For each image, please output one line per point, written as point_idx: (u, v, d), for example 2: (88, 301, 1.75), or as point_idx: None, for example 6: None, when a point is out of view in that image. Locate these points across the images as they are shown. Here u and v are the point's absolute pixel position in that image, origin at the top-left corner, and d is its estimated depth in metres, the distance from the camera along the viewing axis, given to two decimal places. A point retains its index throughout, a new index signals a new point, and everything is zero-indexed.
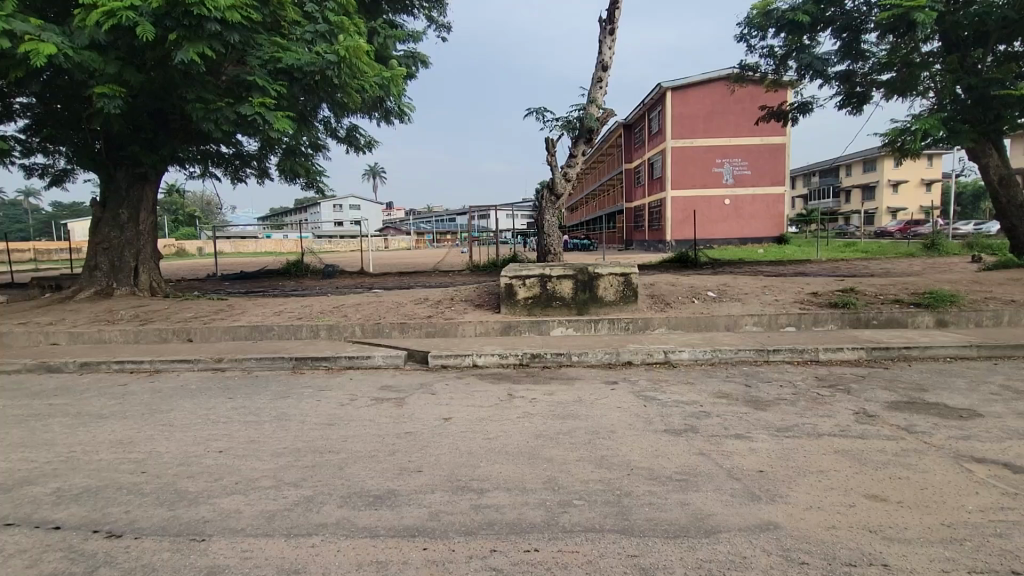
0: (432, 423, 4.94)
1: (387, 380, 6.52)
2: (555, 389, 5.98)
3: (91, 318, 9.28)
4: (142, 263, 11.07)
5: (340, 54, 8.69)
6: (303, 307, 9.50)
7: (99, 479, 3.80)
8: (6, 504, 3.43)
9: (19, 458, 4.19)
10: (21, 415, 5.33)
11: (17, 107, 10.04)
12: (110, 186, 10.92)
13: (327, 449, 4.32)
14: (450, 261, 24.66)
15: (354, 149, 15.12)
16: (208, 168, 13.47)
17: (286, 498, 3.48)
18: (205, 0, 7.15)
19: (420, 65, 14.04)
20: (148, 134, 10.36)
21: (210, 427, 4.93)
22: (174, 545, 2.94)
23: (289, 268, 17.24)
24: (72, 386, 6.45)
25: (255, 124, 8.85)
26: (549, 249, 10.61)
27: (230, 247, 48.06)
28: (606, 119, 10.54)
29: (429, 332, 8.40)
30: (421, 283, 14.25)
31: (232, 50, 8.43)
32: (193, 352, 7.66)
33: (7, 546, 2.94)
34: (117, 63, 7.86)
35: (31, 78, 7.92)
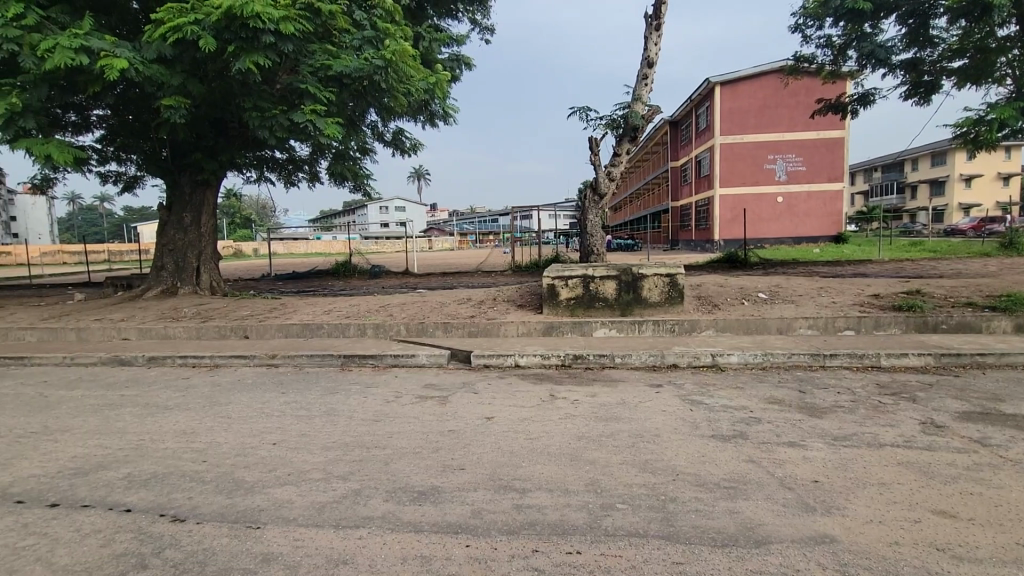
0: (474, 422, 4.99)
1: (431, 378, 6.63)
2: (598, 391, 5.92)
3: (158, 315, 9.91)
4: (204, 264, 11.71)
5: (387, 59, 8.91)
6: (351, 306, 9.80)
7: (165, 466, 4.04)
8: (86, 486, 3.70)
9: (95, 445, 4.52)
10: (98, 404, 5.75)
11: (95, 119, 10.82)
12: (175, 192, 11.60)
13: (374, 445, 4.44)
14: (492, 261, 24.85)
15: (400, 152, 15.46)
16: (263, 173, 14.11)
17: (335, 490, 3.60)
18: (261, 13, 7.50)
19: (464, 67, 14.21)
20: (209, 141, 10.96)
21: (264, 420, 5.16)
22: (232, 531, 3.09)
23: (338, 268, 17.83)
24: (141, 379, 6.89)
25: (307, 130, 9.21)
26: (592, 249, 10.50)
27: (283, 249, 50.13)
28: (651, 117, 10.35)
29: (472, 331, 8.48)
30: (465, 283, 14.42)
31: (286, 59, 8.80)
32: (249, 348, 8.04)
33: (83, 526, 3.17)
34: (181, 75, 8.36)
35: (105, 91, 8.51)
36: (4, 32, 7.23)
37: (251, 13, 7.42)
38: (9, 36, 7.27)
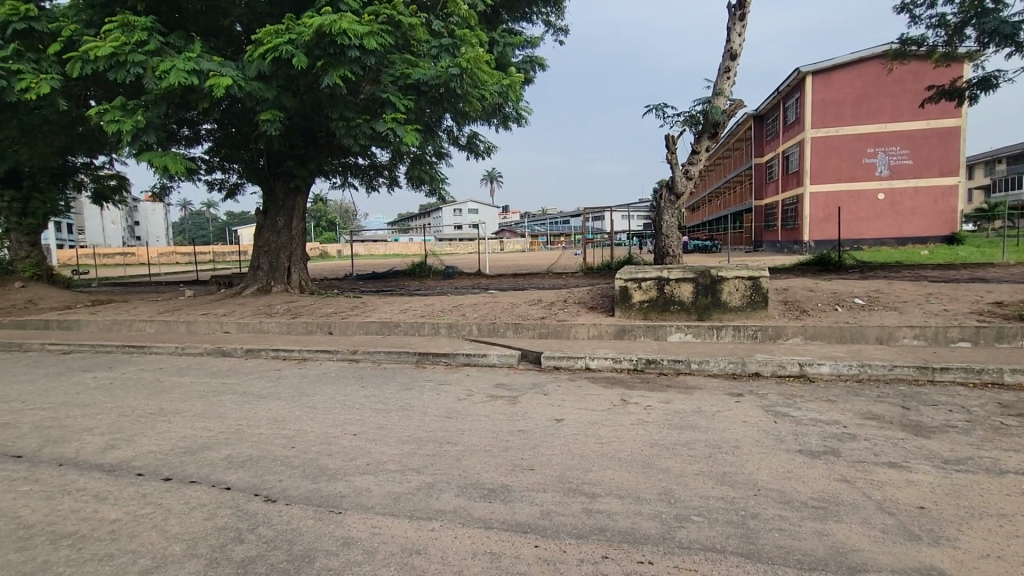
0: (544, 423, 4.97)
1: (502, 378, 6.71)
2: (672, 398, 5.71)
3: (254, 310, 10.79)
4: (294, 264, 12.57)
5: (463, 66, 9.16)
6: (426, 305, 10.13)
7: (259, 450, 4.38)
8: (193, 464, 4.09)
9: (201, 427, 5.00)
10: (204, 390, 6.36)
11: (204, 132, 11.96)
12: (270, 197, 12.57)
13: (446, 440, 4.56)
14: (563, 262, 24.75)
15: (474, 155, 15.84)
16: (347, 179, 14.95)
17: (410, 482, 3.73)
18: (348, 30, 7.98)
19: (538, 69, 14.29)
20: (300, 150, 11.79)
21: (346, 412, 5.46)
22: (317, 514, 3.29)
23: (414, 269, 18.55)
24: (239, 369, 7.56)
25: (388, 137, 9.68)
26: (668, 251, 10.16)
27: (364, 250, 52.93)
28: (734, 111, 9.86)
29: (543, 332, 8.49)
30: (535, 284, 14.52)
31: (370, 71, 9.28)
32: (333, 344, 8.55)
33: (192, 499, 3.52)
34: (276, 90, 9.05)
35: (213, 107, 9.38)
36: (131, 58, 8.17)
37: (339, 30, 7.91)
38: (136, 61, 8.20)
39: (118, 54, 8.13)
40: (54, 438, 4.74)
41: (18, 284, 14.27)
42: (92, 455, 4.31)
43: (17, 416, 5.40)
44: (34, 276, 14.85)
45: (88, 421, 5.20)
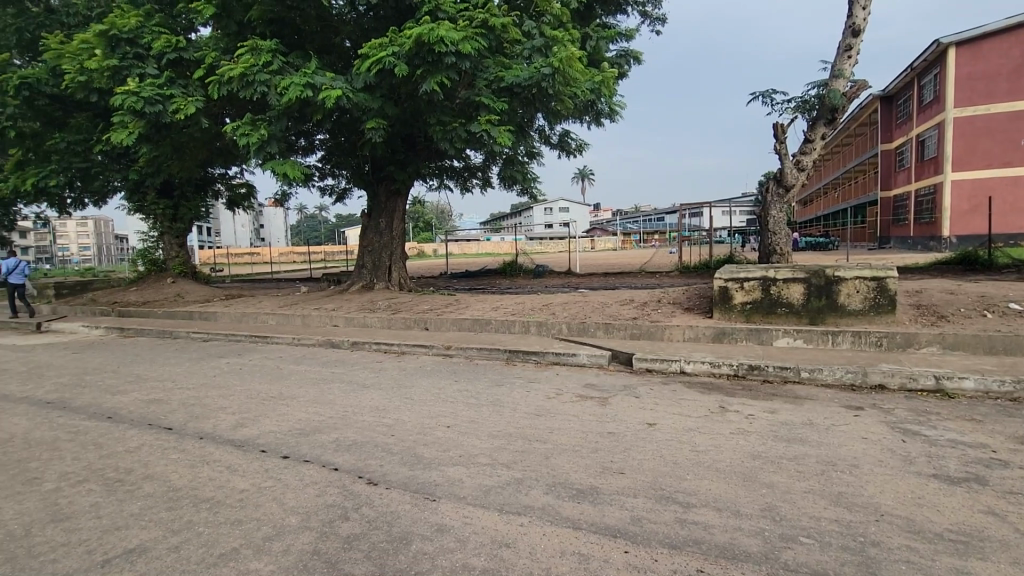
0: (635, 427, 4.83)
1: (591, 378, 6.62)
2: (779, 408, 5.29)
3: (359, 306, 11.61)
4: (394, 263, 13.34)
5: (555, 65, 9.16)
6: (517, 303, 10.27)
7: (362, 435, 4.70)
8: (306, 445, 4.49)
9: (314, 411, 5.48)
10: (316, 378, 6.96)
11: (317, 142, 13.05)
12: (373, 200, 13.43)
13: (535, 438, 4.59)
14: (657, 262, 23.87)
15: (566, 154, 15.83)
16: (443, 181, 15.59)
17: (500, 476, 3.80)
18: (445, 37, 8.30)
19: (633, 62, 13.93)
20: (400, 155, 12.49)
21: (441, 404, 5.69)
22: (413, 500, 3.47)
23: (505, 267, 18.90)
24: (346, 359, 8.19)
25: (482, 139, 9.96)
26: (774, 248, 9.43)
27: (457, 250, 54.92)
28: (856, 94, 8.92)
29: (635, 333, 8.25)
30: (628, 284, 14.18)
31: (465, 75, 9.60)
32: (429, 339, 8.95)
33: (306, 476, 3.87)
34: (380, 99, 9.65)
35: (325, 119, 10.20)
36: (259, 78, 9.12)
37: (437, 38, 8.25)
38: (262, 80, 9.14)
39: (248, 75, 9.11)
40: (197, 414, 5.44)
41: (170, 280, 16.56)
42: (226, 431, 4.89)
43: (168, 393, 6.27)
44: (182, 273, 17.17)
45: (222, 401, 5.90)
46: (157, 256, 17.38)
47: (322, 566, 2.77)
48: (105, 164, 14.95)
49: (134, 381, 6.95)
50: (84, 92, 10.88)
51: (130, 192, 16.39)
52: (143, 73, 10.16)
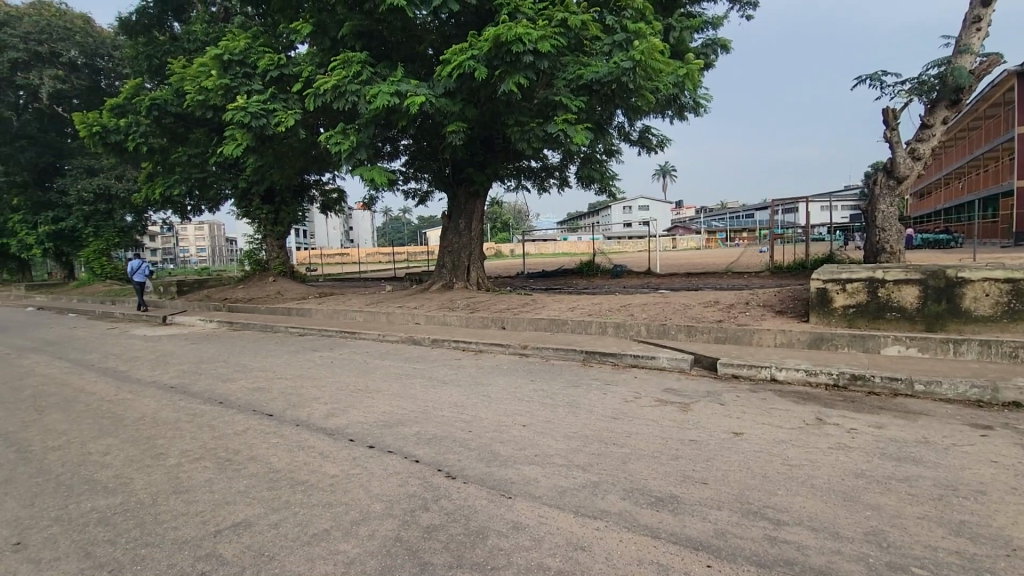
0: (720, 435, 4.58)
1: (672, 383, 6.37)
2: (887, 423, 4.79)
3: (440, 305, 12.00)
4: (472, 263, 13.64)
5: (636, 59, 8.93)
6: (594, 304, 10.12)
7: (442, 430, 4.85)
8: (390, 436, 4.70)
9: (397, 404, 5.74)
10: (400, 373, 7.28)
11: (402, 147, 13.66)
12: (453, 202, 13.82)
13: (612, 441, 4.50)
14: (745, 261, 22.52)
15: (647, 150, 15.42)
16: (521, 181, 15.74)
17: (576, 478, 3.76)
18: (523, 36, 8.36)
19: (720, 51, 13.25)
20: (479, 157, 12.79)
21: (517, 403, 5.74)
22: (489, 496, 3.52)
23: (582, 267, 18.72)
24: (427, 356, 8.51)
25: (559, 139, 9.93)
26: (883, 246, 8.57)
27: (533, 250, 55.30)
28: (986, 71, 7.88)
29: (720, 337, 7.83)
30: (713, 285, 13.53)
31: (543, 75, 9.62)
32: (505, 338, 9.06)
33: (389, 466, 4.05)
34: (460, 103, 9.92)
35: (409, 124, 10.63)
36: (349, 89, 9.69)
37: (515, 38, 8.33)
38: (353, 91, 9.71)
39: (340, 86, 9.71)
40: (294, 402, 5.89)
41: (271, 279, 18.11)
42: (319, 419, 5.26)
43: (270, 382, 6.85)
44: (282, 273, 18.69)
45: (316, 392, 6.35)
46: (261, 257, 19.04)
47: (404, 553, 2.89)
48: (218, 174, 16.67)
49: (241, 370, 7.66)
50: (201, 110, 12.15)
51: (239, 199, 18.10)
52: (250, 90, 11.16)
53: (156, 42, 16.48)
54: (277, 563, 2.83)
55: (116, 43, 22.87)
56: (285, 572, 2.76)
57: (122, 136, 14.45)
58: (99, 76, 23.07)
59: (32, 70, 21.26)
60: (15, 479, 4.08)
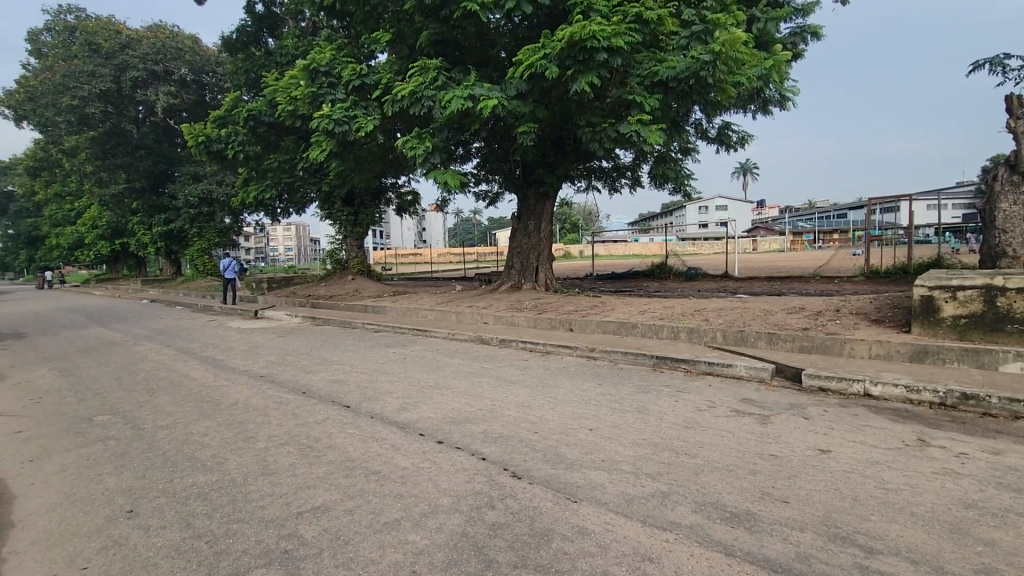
0: (804, 452, 4.27)
1: (750, 394, 6.01)
2: (1005, 449, 4.24)
3: (508, 305, 12.12)
4: (541, 263, 13.66)
5: (716, 51, 8.57)
6: (666, 308, 9.80)
7: (508, 430, 4.87)
8: (458, 433, 4.79)
9: (466, 402, 5.85)
10: (469, 371, 7.43)
11: (474, 150, 13.94)
12: (523, 203, 13.90)
13: (684, 451, 4.31)
14: (837, 265, 20.87)
15: (726, 148, 14.76)
16: (592, 182, 15.59)
17: (644, 487, 3.65)
18: (598, 34, 8.26)
19: (811, 40, 12.41)
20: (550, 158, 12.80)
21: (585, 406, 5.66)
22: (555, 499, 3.49)
23: (654, 269, 18.20)
24: (495, 355, 8.62)
25: (633, 139, 9.71)
26: (1005, 250, 7.57)
27: (603, 251, 54.42)
28: None
29: (805, 346, 7.31)
30: (797, 290, 12.70)
31: (616, 73, 9.46)
32: (573, 340, 8.96)
33: (457, 462, 4.13)
34: (532, 104, 9.95)
35: (481, 127, 10.81)
36: (425, 94, 10.01)
37: (590, 36, 8.25)
38: (428, 96, 10.02)
39: (417, 92, 10.06)
40: (369, 396, 6.16)
41: (350, 277, 19.12)
42: (392, 413, 5.47)
43: (348, 376, 7.22)
44: (360, 272, 19.67)
45: (390, 386, 6.61)
46: (341, 257, 20.13)
47: (469, 549, 2.92)
48: (304, 179, 17.84)
49: (321, 363, 8.13)
50: (290, 118, 13.04)
51: (323, 202, 19.26)
52: (334, 98, 11.83)
53: (252, 57, 17.90)
54: (351, 548, 2.96)
55: (218, 60, 25.07)
56: (358, 556, 2.88)
57: (223, 144, 15.83)
58: (205, 91, 25.40)
59: (150, 87, 23.74)
60: (130, 452, 4.57)
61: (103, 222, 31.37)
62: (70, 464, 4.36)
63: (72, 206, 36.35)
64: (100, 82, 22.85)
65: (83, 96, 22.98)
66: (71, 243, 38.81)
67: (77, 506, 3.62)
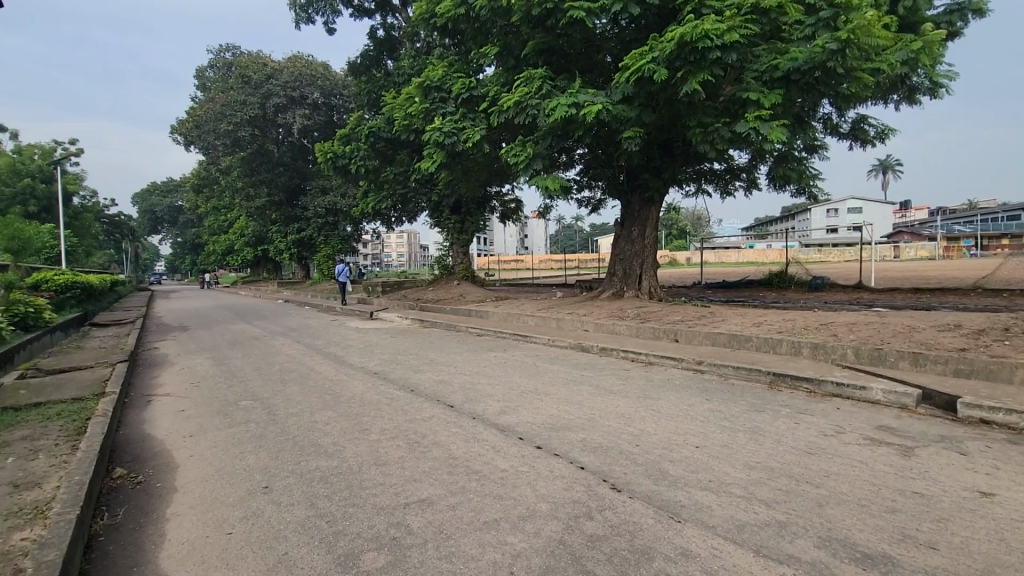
0: (959, 493, 3.65)
1: (887, 421, 5.30)
2: None
3: (609, 313, 11.88)
4: (645, 271, 13.23)
5: (847, 39, 7.79)
6: (786, 320, 9.00)
7: (608, 440, 4.76)
8: (557, 440, 4.77)
9: (565, 409, 5.81)
10: (568, 378, 7.38)
11: (577, 157, 13.93)
12: (627, 209, 13.59)
13: (805, 479, 3.91)
14: (1007, 276, 17.71)
15: (861, 143, 13.30)
16: (702, 185, 14.87)
17: (758, 514, 3.36)
18: (711, 31, 7.86)
19: (972, 16, 10.81)
20: (656, 162, 12.38)
21: (691, 422, 5.36)
22: (657, 516, 3.33)
23: (771, 278, 16.82)
24: (596, 363, 8.49)
25: (749, 138, 9.07)
26: None
27: (715, 259, 51.39)
28: None
29: (960, 370, 6.30)
30: (950, 304, 11.04)
31: (731, 70, 8.93)
32: (679, 352, 8.55)
33: (555, 468, 4.12)
34: (639, 108, 9.68)
35: (586, 134, 10.73)
36: (530, 103, 10.18)
37: (702, 34, 7.88)
38: (533, 105, 10.17)
39: (523, 102, 10.26)
40: (472, 397, 6.36)
41: (456, 282, 19.99)
42: (493, 415, 5.60)
43: (452, 377, 7.53)
44: (465, 277, 20.47)
45: (491, 389, 6.77)
46: (448, 263, 21.10)
47: (567, 556, 2.89)
48: (416, 189, 19.01)
49: (428, 363, 8.57)
50: (405, 133, 13.98)
51: (432, 211, 20.38)
52: (445, 112, 12.47)
53: (373, 78, 19.42)
54: (452, 542, 3.06)
55: (344, 83, 27.59)
56: (459, 551, 2.97)
57: (347, 160, 17.43)
58: (333, 112, 28.05)
59: (289, 111, 26.71)
60: (265, 435, 5.14)
61: (250, 231, 35.88)
62: (220, 441, 5.01)
63: (226, 217, 42.05)
64: (250, 109, 26.18)
65: (237, 122, 26.50)
66: (225, 249, 44.87)
67: (224, 479, 4.14)
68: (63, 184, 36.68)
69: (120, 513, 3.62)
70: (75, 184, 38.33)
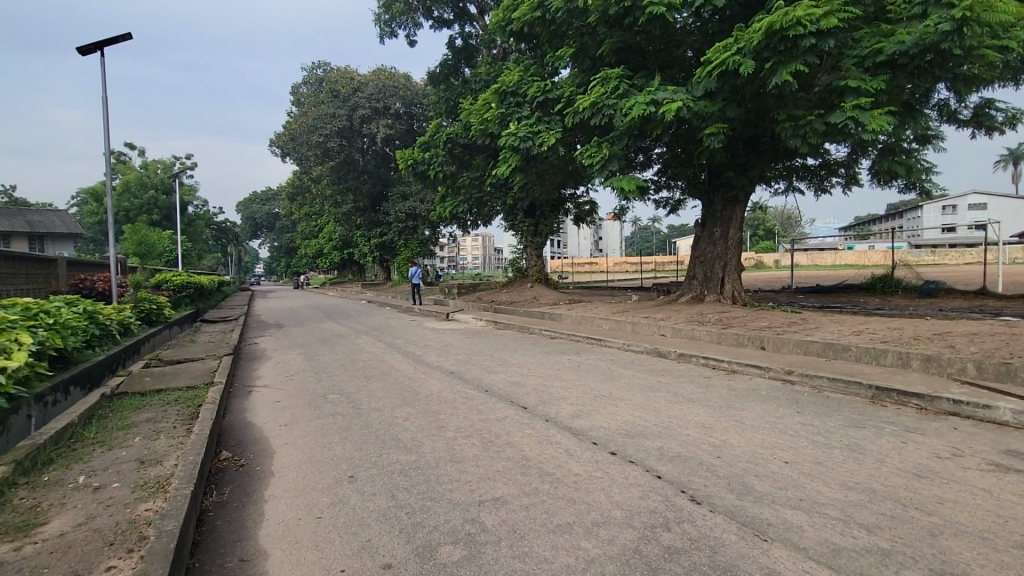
0: None
1: (1016, 445, 4.66)
2: None
3: (688, 317, 11.43)
4: (727, 273, 12.54)
5: (968, 16, 6.97)
6: (891, 329, 8.18)
7: (687, 450, 4.56)
8: (632, 447, 4.64)
9: (642, 416, 5.65)
10: (645, 384, 7.17)
11: (655, 156, 13.54)
12: (710, 209, 13.00)
13: (915, 505, 3.52)
14: None
15: (986, 131, 11.84)
16: (794, 183, 13.94)
17: (856, 539, 3.08)
18: (804, 17, 7.33)
19: None
20: (741, 159, 11.75)
21: (779, 435, 5.02)
22: (742, 533, 3.15)
23: (875, 283, 15.37)
24: (674, 369, 8.19)
25: (848, 130, 8.37)
26: None
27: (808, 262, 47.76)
28: None
29: None
30: None
31: (827, 57, 8.29)
32: (765, 360, 8.03)
33: (631, 476, 4.02)
34: (722, 103, 9.27)
35: (664, 132, 10.42)
36: (606, 103, 10.03)
37: (793, 21, 7.37)
38: (609, 105, 10.00)
39: (598, 102, 10.12)
40: (545, 400, 6.35)
41: (530, 284, 20.11)
42: (567, 418, 5.56)
43: (527, 379, 7.56)
44: (538, 280, 20.55)
45: (566, 392, 6.73)
46: (522, 265, 21.28)
47: (642, 566, 2.81)
48: (491, 194, 19.35)
49: (502, 365, 8.67)
50: (481, 138, 14.31)
51: (507, 215, 20.66)
52: (520, 116, 12.62)
53: (451, 86, 20.05)
54: (526, 542, 3.07)
55: (424, 92, 28.67)
56: (533, 552, 2.97)
57: (427, 167, 18.12)
58: (414, 120, 29.20)
59: (373, 122, 28.17)
60: (350, 427, 5.44)
61: (337, 235, 38.26)
62: (310, 432, 5.37)
63: (317, 223, 45.12)
64: (338, 121, 27.93)
65: (327, 133, 28.38)
66: (316, 253, 48.15)
67: (314, 466, 4.43)
68: (180, 195, 41.11)
69: (225, 492, 3.99)
70: (191, 195, 42.87)
